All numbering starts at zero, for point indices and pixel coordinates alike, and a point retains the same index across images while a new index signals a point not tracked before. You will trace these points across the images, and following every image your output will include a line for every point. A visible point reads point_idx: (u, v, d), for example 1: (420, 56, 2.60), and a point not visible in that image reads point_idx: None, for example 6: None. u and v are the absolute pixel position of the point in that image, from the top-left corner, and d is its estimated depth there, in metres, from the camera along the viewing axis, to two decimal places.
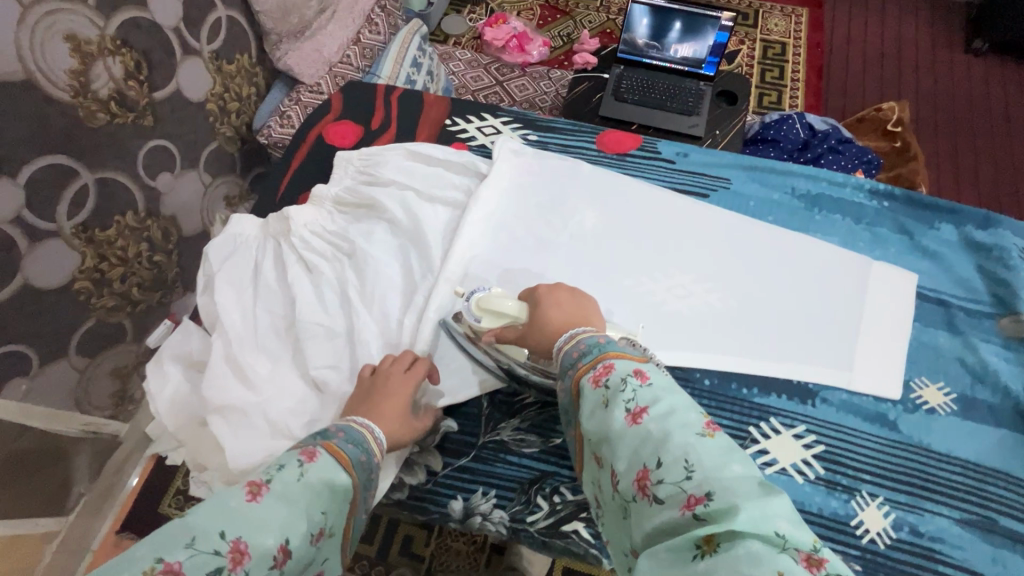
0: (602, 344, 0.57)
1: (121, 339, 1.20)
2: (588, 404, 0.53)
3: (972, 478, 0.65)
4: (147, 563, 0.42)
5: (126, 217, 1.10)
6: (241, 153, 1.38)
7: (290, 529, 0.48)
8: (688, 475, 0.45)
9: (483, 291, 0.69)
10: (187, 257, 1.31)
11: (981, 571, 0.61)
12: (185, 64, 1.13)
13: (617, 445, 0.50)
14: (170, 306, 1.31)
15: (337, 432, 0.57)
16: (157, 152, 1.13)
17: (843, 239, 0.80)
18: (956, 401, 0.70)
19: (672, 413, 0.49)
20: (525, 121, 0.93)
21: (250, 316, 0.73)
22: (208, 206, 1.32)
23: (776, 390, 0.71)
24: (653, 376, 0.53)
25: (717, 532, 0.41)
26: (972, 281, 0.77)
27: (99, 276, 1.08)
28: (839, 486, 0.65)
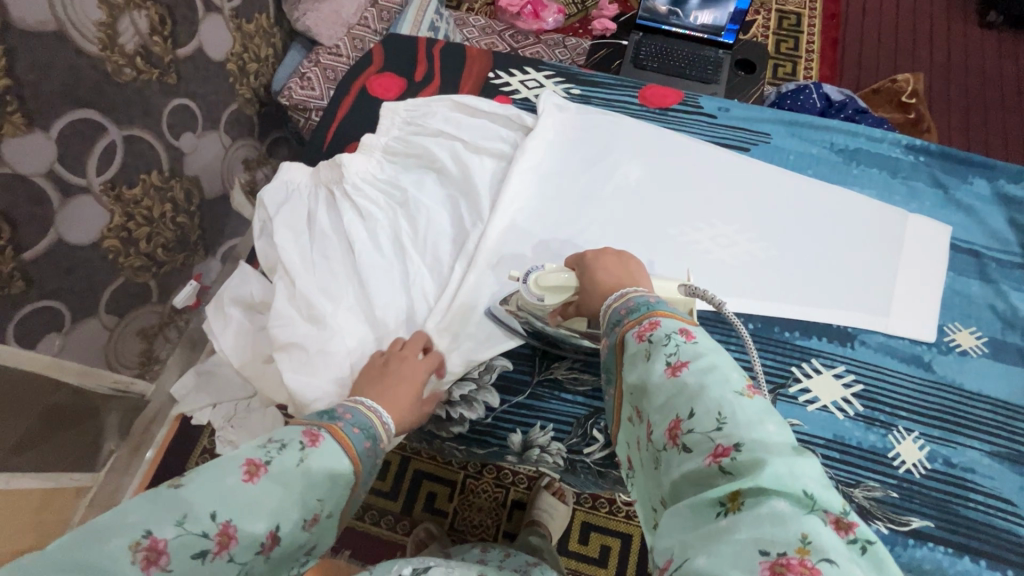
0: (652, 303, 0.52)
1: (147, 299, 1.21)
2: (629, 356, 0.49)
3: (1001, 415, 0.69)
4: (135, 536, 0.43)
5: (152, 176, 1.10)
6: (259, 116, 1.37)
7: (282, 516, 0.48)
8: (719, 425, 0.41)
9: (538, 269, 0.67)
10: (208, 219, 1.31)
11: (1008, 497, 0.65)
12: (208, 21, 1.12)
13: (651, 396, 0.45)
14: (193, 268, 1.32)
15: (349, 421, 0.55)
16: (180, 111, 1.12)
17: (880, 192, 0.83)
18: (987, 344, 0.73)
19: (713, 367, 0.44)
20: (568, 75, 0.93)
21: (307, 258, 0.75)
22: (228, 168, 1.32)
23: (817, 334, 0.74)
24: (699, 335, 0.47)
25: (742, 488, 0.37)
26: (1002, 234, 0.80)
27: (126, 235, 1.08)
28: (877, 421, 0.69)
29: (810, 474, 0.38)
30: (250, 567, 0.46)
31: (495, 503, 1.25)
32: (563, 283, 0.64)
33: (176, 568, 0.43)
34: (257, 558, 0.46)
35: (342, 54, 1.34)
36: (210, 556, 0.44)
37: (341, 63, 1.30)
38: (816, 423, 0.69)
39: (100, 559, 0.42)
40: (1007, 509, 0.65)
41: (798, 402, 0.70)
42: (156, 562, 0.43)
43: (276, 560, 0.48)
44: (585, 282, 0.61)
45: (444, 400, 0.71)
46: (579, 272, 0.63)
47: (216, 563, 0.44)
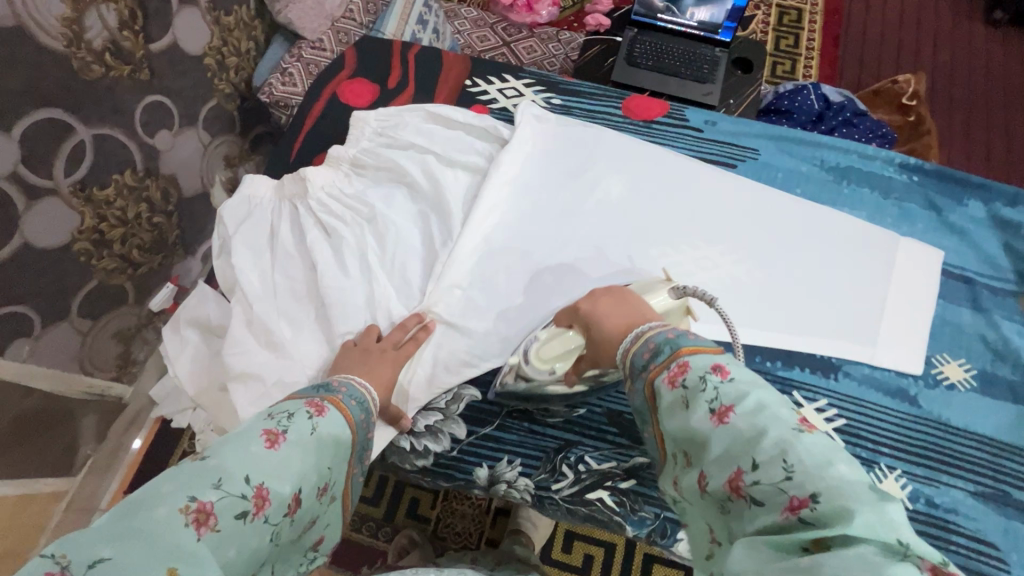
0: (674, 339, 0.48)
1: (123, 302, 1.17)
2: (665, 406, 0.45)
3: (987, 452, 0.67)
4: (180, 501, 0.41)
5: (125, 175, 1.05)
6: (240, 111, 1.33)
7: (304, 478, 0.48)
8: (788, 475, 0.36)
9: (533, 340, 0.64)
10: (187, 219, 1.27)
11: (991, 541, 0.63)
12: (181, 15, 1.07)
13: (702, 448, 0.42)
14: (171, 269, 1.28)
15: (345, 397, 0.56)
16: (154, 108, 1.08)
17: (871, 214, 0.79)
18: (975, 377, 0.70)
19: (763, 408, 0.40)
20: (548, 84, 0.89)
21: (268, 280, 0.71)
22: (207, 166, 1.28)
23: (800, 364, 0.71)
24: (735, 369, 0.43)
25: (828, 537, 0.34)
26: (997, 259, 0.76)
27: (99, 237, 1.04)
28: (859, 458, 0.67)
29: (902, 520, 0.33)
30: (280, 531, 0.46)
31: (478, 510, 1.23)
32: (568, 349, 0.61)
33: (224, 530, 0.42)
34: (285, 519, 0.46)
35: (326, 49, 1.28)
36: (250, 517, 0.43)
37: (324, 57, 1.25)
38: None
39: (151, 526, 0.39)
40: (990, 552, 0.62)
41: None
42: (206, 524, 0.41)
43: (298, 524, 0.48)
44: (594, 342, 0.57)
45: (409, 432, 0.68)
46: (582, 331, 0.59)
47: (255, 525, 0.44)
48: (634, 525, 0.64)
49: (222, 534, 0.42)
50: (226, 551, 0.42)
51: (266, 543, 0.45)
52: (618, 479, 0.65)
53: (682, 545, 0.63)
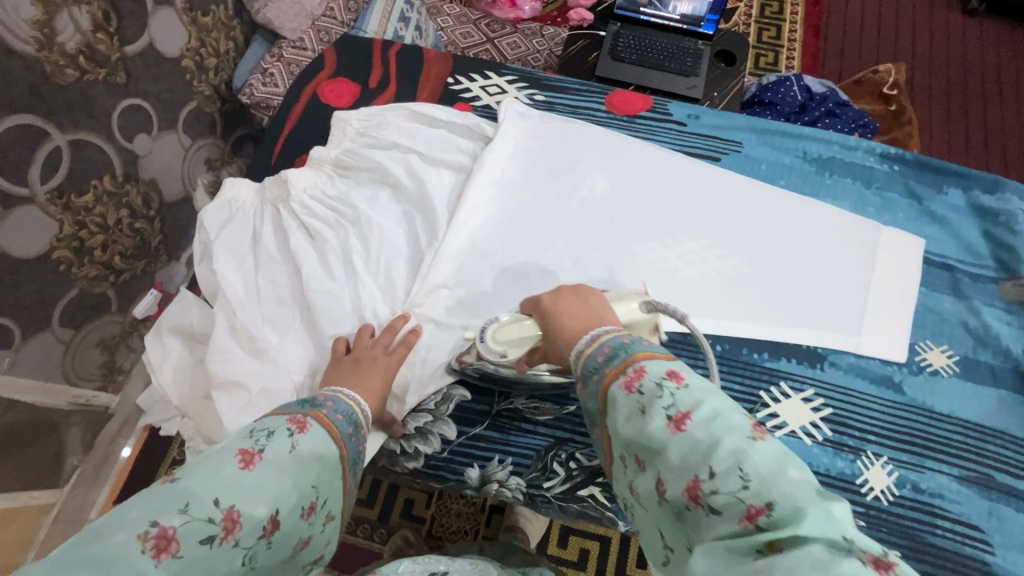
0: (629, 344, 0.48)
1: (106, 310, 1.15)
2: (620, 412, 0.45)
3: (970, 437, 0.68)
4: (141, 526, 0.41)
5: (104, 181, 1.03)
6: (221, 114, 1.31)
7: (281, 500, 0.46)
8: (744, 484, 0.36)
9: (494, 322, 0.64)
10: (170, 224, 1.25)
11: (976, 524, 0.64)
12: (157, 16, 1.05)
13: (659, 456, 0.41)
14: (155, 275, 1.26)
15: (334, 414, 0.54)
16: (131, 112, 1.06)
17: (853, 204, 0.80)
18: (958, 363, 0.71)
19: (718, 415, 0.40)
20: (531, 80, 0.88)
21: (252, 285, 0.70)
22: (189, 170, 1.26)
23: (787, 355, 0.72)
24: (689, 376, 0.44)
25: (779, 540, 0.33)
26: (977, 246, 0.77)
27: (79, 245, 1.02)
28: (846, 447, 0.67)
29: (846, 519, 0.34)
30: (254, 554, 0.44)
31: (473, 508, 1.23)
32: (525, 334, 0.60)
33: (186, 556, 0.41)
34: (260, 542, 0.45)
35: (307, 48, 1.26)
36: (218, 542, 0.42)
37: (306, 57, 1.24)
38: None
39: (107, 553, 0.39)
40: (975, 535, 0.63)
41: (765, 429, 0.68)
42: (166, 550, 0.41)
43: (278, 548, 0.46)
44: (551, 334, 0.57)
45: (399, 434, 0.67)
46: (540, 321, 0.59)
47: (222, 549, 0.43)
48: (627, 520, 0.64)
49: (185, 559, 0.41)
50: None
51: (236, 568, 0.43)
52: None
53: None
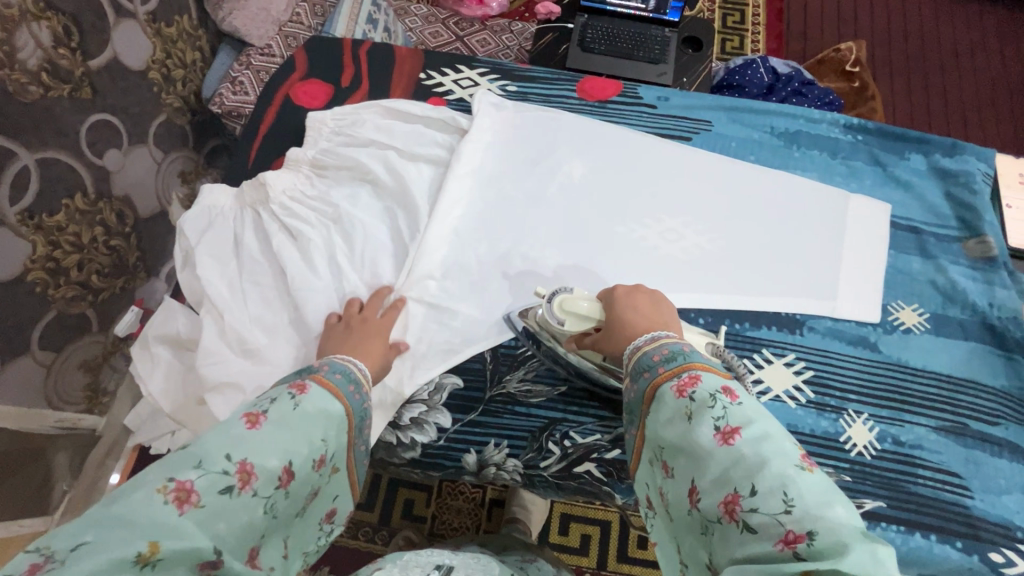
0: (687, 351, 0.49)
1: (87, 331, 1.13)
2: (666, 410, 0.46)
3: (945, 388, 0.71)
4: (159, 483, 0.42)
5: (75, 199, 1.01)
6: (192, 125, 1.30)
7: (293, 451, 0.47)
8: (788, 509, 0.37)
9: (565, 291, 0.65)
10: (147, 240, 1.24)
11: (954, 471, 0.67)
12: (120, 29, 1.04)
13: (698, 461, 0.43)
14: (134, 292, 1.24)
15: (333, 377, 0.55)
16: (99, 127, 1.04)
17: (822, 174, 0.82)
18: (929, 320, 0.74)
19: (768, 437, 0.41)
20: (502, 71, 0.89)
21: (237, 288, 0.70)
22: (163, 184, 1.25)
23: (767, 323, 0.74)
24: (744, 395, 0.45)
25: (817, 570, 0.34)
26: (940, 208, 0.80)
27: (54, 265, 1.00)
28: (828, 407, 0.70)
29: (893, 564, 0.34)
30: (273, 502, 0.46)
31: (473, 503, 1.24)
32: (586, 314, 0.62)
33: (208, 505, 0.42)
34: (278, 491, 0.46)
35: (275, 54, 1.26)
36: (237, 492, 0.43)
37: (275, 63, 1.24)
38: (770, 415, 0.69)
39: (130, 508, 0.40)
40: (954, 481, 0.66)
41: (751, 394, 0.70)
42: (187, 501, 0.41)
43: (294, 498, 0.48)
44: (614, 319, 0.58)
45: (394, 426, 0.68)
46: (607, 307, 0.60)
47: (242, 499, 0.44)
48: (623, 493, 0.66)
49: (206, 509, 0.42)
50: (215, 526, 0.42)
51: (258, 517, 0.45)
52: (604, 450, 0.67)
53: None
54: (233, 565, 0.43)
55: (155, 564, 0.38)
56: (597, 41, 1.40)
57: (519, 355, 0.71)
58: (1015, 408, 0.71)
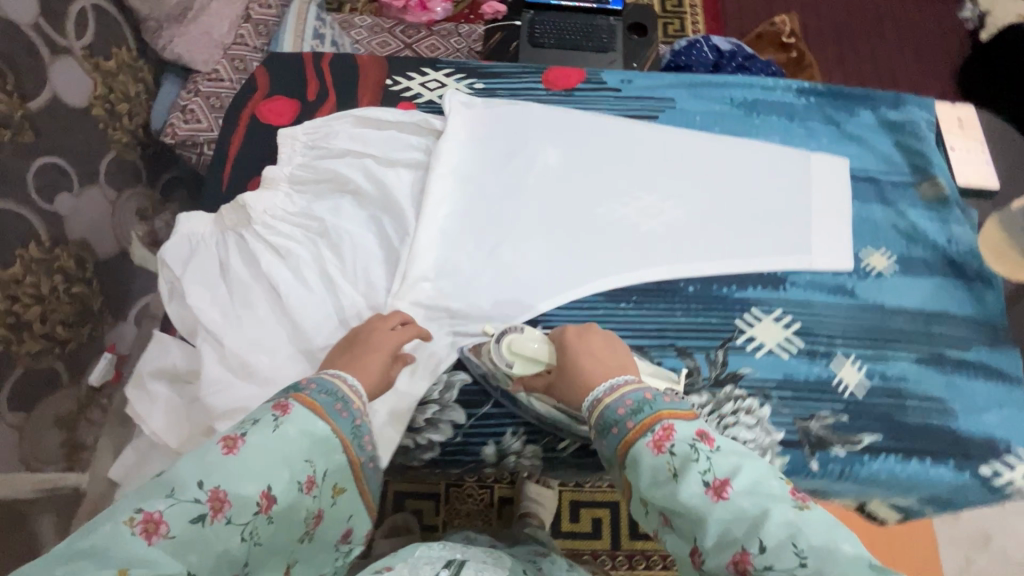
0: (652, 400, 0.52)
1: (59, 384, 1.07)
2: (649, 469, 0.48)
3: (919, 323, 0.76)
4: (128, 514, 0.43)
5: (30, 249, 0.97)
6: (143, 160, 1.26)
7: (272, 476, 0.48)
8: (800, 560, 0.41)
9: (517, 329, 0.66)
10: (108, 282, 1.19)
11: (938, 397, 0.71)
12: (57, 67, 0.99)
13: (695, 519, 0.45)
14: (104, 338, 1.19)
15: (321, 394, 0.53)
16: (47, 170, 1.00)
17: (782, 138, 0.87)
18: (898, 262, 0.79)
19: (756, 485, 0.45)
20: (467, 70, 0.89)
21: (230, 312, 0.68)
22: (119, 223, 1.20)
23: (751, 284, 0.77)
24: (718, 438, 0.49)
25: None
26: (893, 157, 0.86)
27: (15, 320, 0.95)
28: (818, 354, 0.74)
29: None
30: (254, 529, 0.47)
31: (483, 504, 1.24)
32: (536, 355, 0.64)
33: (178, 536, 0.44)
34: (258, 516, 0.47)
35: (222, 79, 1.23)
36: (209, 521, 0.45)
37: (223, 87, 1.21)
38: (766, 368, 0.73)
39: (100, 541, 0.42)
40: (940, 407, 0.71)
41: (746, 351, 0.73)
42: (157, 532, 0.43)
43: (281, 522, 0.48)
44: (568, 360, 0.61)
45: (410, 430, 0.69)
46: (559, 349, 0.62)
47: (215, 527, 0.45)
48: None
49: (177, 539, 0.44)
50: (188, 555, 0.44)
51: (237, 543, 0.46)
52: None
53: None
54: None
55: None
56: (546, 36, 1.41)
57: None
58: (986, 332, 0.75)
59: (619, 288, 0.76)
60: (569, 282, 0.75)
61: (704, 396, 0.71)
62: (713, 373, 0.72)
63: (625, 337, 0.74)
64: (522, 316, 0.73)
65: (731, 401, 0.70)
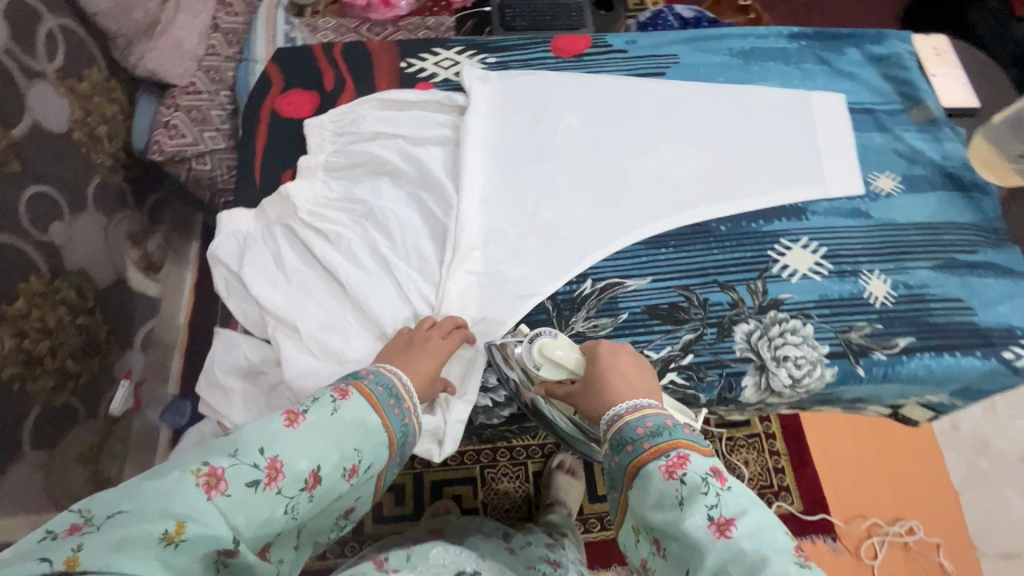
0: (672, 427, 0.51)
1: (76, 419, 0.96)
2: (656, 492, 0.48)
3: (931, 233, 0.82)
4: (194, 464, 0.45)
5: (31, 281, 0.84)
6: (128, 182, 1.08)
7: (324, 457, 0.50)
8: None
9: (548, 334, 0.67)
10: (113, 311, 1.06)
11: (958, 297, 0.78)
12: (34, 87, 0.84)
13: (694, 551, 0.44)
14: (116, 367, 1.07)
15: (378, 385, 0.57)
16: (39, 199, 0.86)
17: (782, 80, 0.92)
18: (903, 182, 0.86)
19: (762, 531, 0.43)
20: (476, 46, 0.93)
21: (291, 299, 0.72)
22: (114, 250, 1.06)
23: (776, 217, 0.82)
24: (731, 479, 0.48)
25: None
26: (882, 88, 0.92)
27: (27, 357, 0.83)
28: (847, 273, 0.79)
29: None
30: (296, 504, 0.48)
31: (519, 482, 1.11)
32: (566, 362, 0.65)
33: (233, 495, 0.45)
34: (302, 493, 0.48)
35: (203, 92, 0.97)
36: (262, 487, 0.46)
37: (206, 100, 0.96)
38: (803, 291, 0.78)
39: (167, 487, 0.43)
40: (961, 305, 0.78)
41: (783, 278, 0.79)
42: (216, 488, 0.44)
43: (318, 501, 0.50)
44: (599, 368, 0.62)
45: (484, 389, 0.73)
46: (590, 360, 0.64)
47: (266, 495, 0.46)
48: (705, 390, 0.73)
49: (231, 498, 0.45)
50: (238, 517, 0.45)
51: (279, 515, 0.47)
52: (679, 358, 0.73)
53: (747, 390, 0.73)
54: (248, 554, 0.46)
55: (177, 544, 0.42)
56: (516, 18, 1.37)
57: (577, 298, 0.76)
58: (988, 234, 0.83)
59: (657, 234, 0.80)
60: (610, 235, 0.79)
61: (752, 323, 0.76)
62: (756, 302, 0.77)
63: (670, 279, 0.78)
64: (572, 271, 0.76)
65: (778, 324, 0.76)
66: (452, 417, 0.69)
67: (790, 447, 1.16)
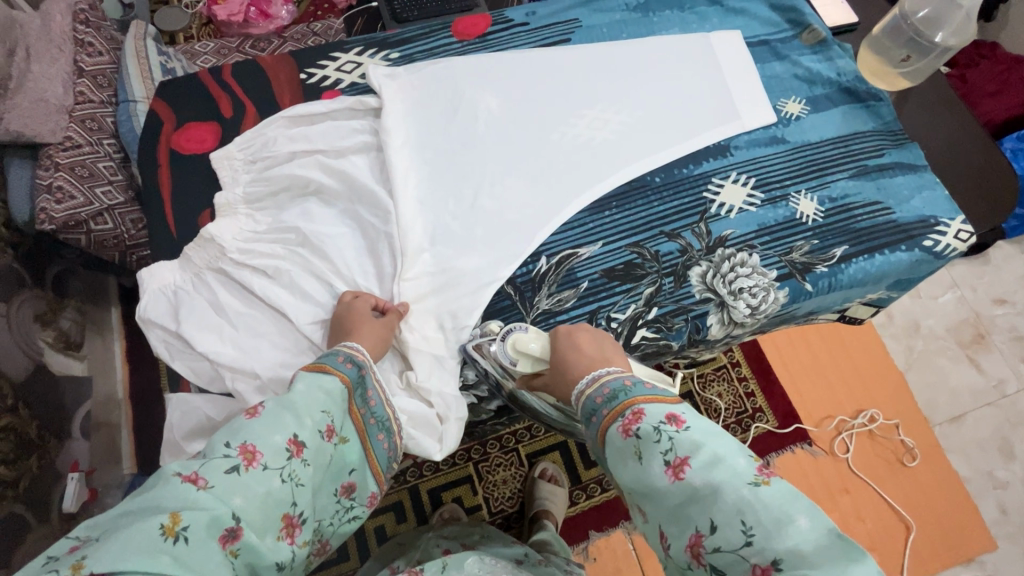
0: (629, 387, 0.51)
1: (29, 530, 0.86)
2: (618, 453, 0.48)
3: (840, 145, 0.88)
4: (171, 471, 0.45)
5: None
6: (20, 261, 0.96)
7: (297, 426, 0.51)
8: (748, 541, 0.41)
9: (520, 329, 0.67)
10: (37, 403, 0.95)
11: (874, 198, 0.84)
12: None
13: (659, 500, 0.46)
14: (57, 464, 0.96)
15: (323, 356, 0.59)
16: None
17: (681, 27, 0.94)
18: (808, 104, 0.91)
19: (717, 461, 0.44)
20: (376, 43, 0.89)
21: (242, 345, 0.68)
22: (21, 337, 0.94)
23: (704, 159, 0.85)
24: (689, 418, 0.47)
25: None
26: (772, 19, 0.97)
27: None
28: (778, 199, 0.83)
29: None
30: (292, 472, 0.49)
31: (516, 469, 1.11)
32: (540, 356, 0.65)
33: (217, 484, 0.45)
34: (293, 461, 0.50)
35: (88, 146, 0.86)
36: (245, 469, 0.47)
37: (92, 151, 0.86)
38: (743, 224, 0.81)
39: (152, 498, 0.43)
40: (880, 206, 0.84)
41: (722, 216, 0.82)
42: (199, 483, 0.45)
43: (312, 467, 0.52)
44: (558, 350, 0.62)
45: (465, 388, 0.73)
46: (554, 346, 0.63)
47: (253, 474, 0.47)
48: (676, 337, 0.75)
49: (217, 487, 0.45)
50: (233, 498, 0.45)
51: (279, 486, 0.48)
52: (645, 313, 0.75)
53: (714, 327, 0.76)
54: (256, 534, 0.46)
55: (177, 534, 0.42)
56: (407, 10, 1.28)
57: (536, 277, 0.75)
58: (889, 137, 0.89)
59: (598, 198, 0.81)
60: (554, 208, 0.79)
61: (704, 264, 0.78)
62: (703, 243, 0.80)
63: (621, 239, 0.79)
64: (526, 251, 0.76)
65: (726, 260, 0.79)
66: (451, 413, 0.67)
67: (755, 371, 1.22)
